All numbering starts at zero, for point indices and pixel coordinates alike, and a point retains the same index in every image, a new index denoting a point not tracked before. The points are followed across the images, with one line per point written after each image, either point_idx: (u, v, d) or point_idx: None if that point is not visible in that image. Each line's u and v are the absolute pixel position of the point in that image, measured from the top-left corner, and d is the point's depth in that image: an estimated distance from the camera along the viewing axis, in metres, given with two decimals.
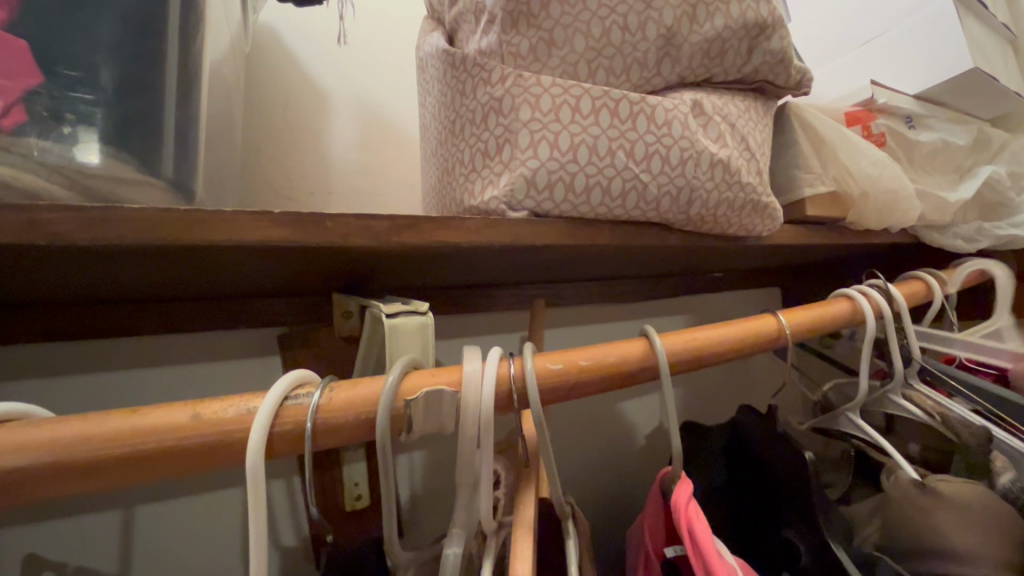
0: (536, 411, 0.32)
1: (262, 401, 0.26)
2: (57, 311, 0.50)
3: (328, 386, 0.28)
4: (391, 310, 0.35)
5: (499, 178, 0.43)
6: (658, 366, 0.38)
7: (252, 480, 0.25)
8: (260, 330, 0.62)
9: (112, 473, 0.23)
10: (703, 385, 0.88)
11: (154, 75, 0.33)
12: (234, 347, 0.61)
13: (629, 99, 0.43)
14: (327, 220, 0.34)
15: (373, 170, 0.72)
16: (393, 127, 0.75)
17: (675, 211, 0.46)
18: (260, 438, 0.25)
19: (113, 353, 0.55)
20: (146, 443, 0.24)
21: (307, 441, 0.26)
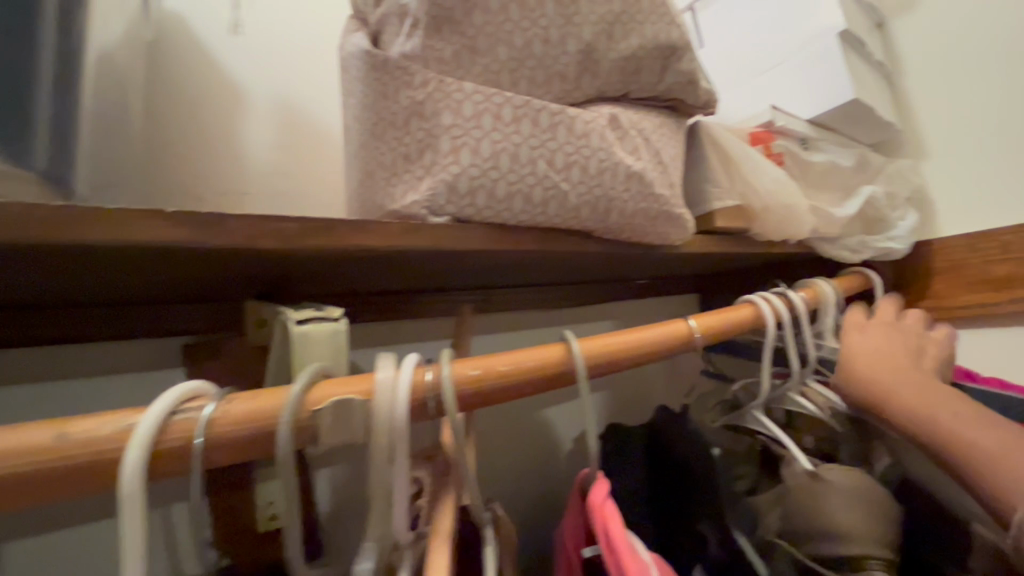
0: (452, 418, 0.32)
1: (144, 416, 0.24)
2: None
3: (222, 398, 0.26)
4: (301, 316, 0.33)
5: (420, 182, 0.43)
6: (575, 369, 0.39)
7: (129, 503, 0.22)
8: (162, 340, 0.57)
9: None
10: (627, 388, 0.91)
11: (26, 56, 0.29)
12: (128, 359, 0.55)
13: (549, 110, 0.44)
14: (231, 221, 0.32)
15: (294, 171, 0.69)
16: (317, 126, 0.72)
17: (594, 219, 0.47)
18: (139, 456, 0.23)
19: None
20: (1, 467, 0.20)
21: (196, 458, 0.24)
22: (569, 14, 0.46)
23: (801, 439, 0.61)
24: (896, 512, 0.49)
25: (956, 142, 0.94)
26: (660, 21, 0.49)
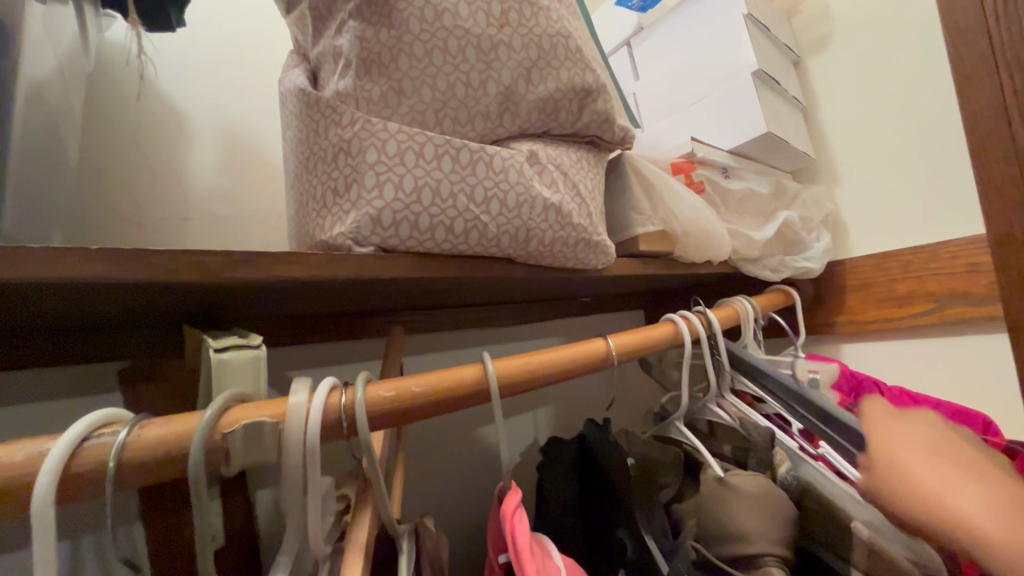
0: (364, 436, 0.34)
1: (56, 443, 0.26)
2: None
3: (136, 424, 0.28)
4: (221, 344, 0.35)
5: (347, 215, 0.45)
6: (489, 389, 0.42)
7: (39, 525, 0.24)
8: (97, 365, 0.58)
9: None
10: (572, 403, 0.95)
11: None
12: (57, 386, 0.55)
13: (469, 148, 0.48)
14: (155, 256, 0.34)
15: (238, 197, 0.71)
16: (263, 153, 0.74)
17: (514, 247, 0.51)
18: (50, 479, 0.25)
19: None
20: None
21: (108, 481, 0.26)
22: (488, 61, 0.50)
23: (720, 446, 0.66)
24: (793, 513, 0.53)
25: (866, 170, 1.03)
26: (575, 67, 0.54)
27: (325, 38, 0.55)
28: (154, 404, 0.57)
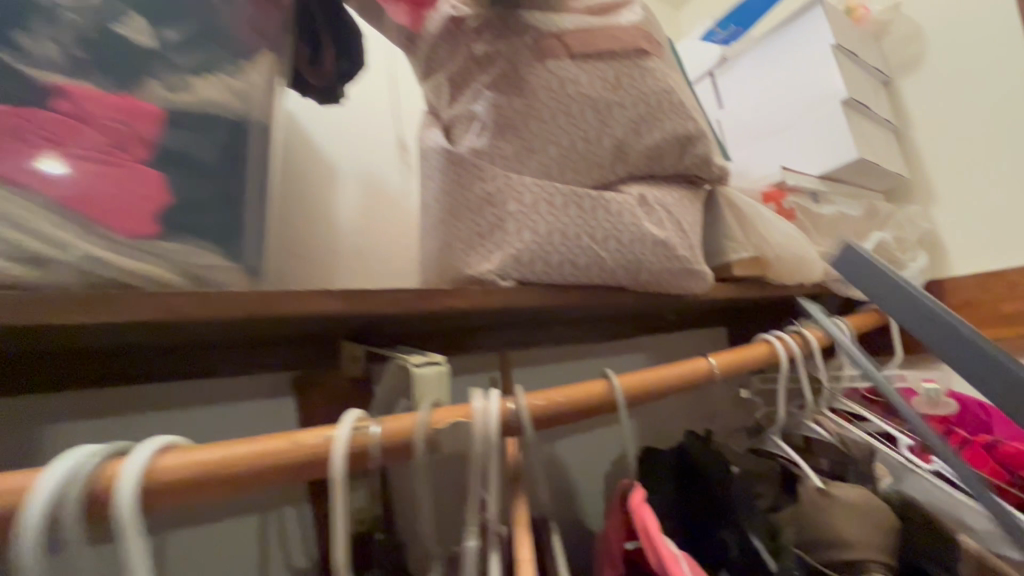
0: (529, 435, 0.43)
1: (336, 431, 0.36)
2: (108, 359, 0.60)
3: (381, 420, 0.38)
4: (414, 362, 0.45)
5: (492, 255, 0.55)
6: (616, 402, 0.50)
7: (339, 487, 0.34)
8: (278, 373, 0.71)
9: (243, 485, 0.32)
10: (661, 416, 1.00)
11: (240, 187, 0.44)
12: (248, 388, 0.70)
13: (590, 196, 0.56)
14: (370, 294, 0.46)
15: (375, 232, 0.83)
16: (393, 193, 0.87)
17: (627, 278, 0.59)
18: (343, 457, 0.35)
19: (153, 395, 0.64)
20: (266, 460, 0.32)
21: (371, 460, 0.36)
22: (604, 120, 0.59)
23: (817, 461, 0.69)
24: (896, 525, 0.57)
25: (966, 187, 1.02)
26: (679, 118, 0.61)
27: (461, 102, 0.65)
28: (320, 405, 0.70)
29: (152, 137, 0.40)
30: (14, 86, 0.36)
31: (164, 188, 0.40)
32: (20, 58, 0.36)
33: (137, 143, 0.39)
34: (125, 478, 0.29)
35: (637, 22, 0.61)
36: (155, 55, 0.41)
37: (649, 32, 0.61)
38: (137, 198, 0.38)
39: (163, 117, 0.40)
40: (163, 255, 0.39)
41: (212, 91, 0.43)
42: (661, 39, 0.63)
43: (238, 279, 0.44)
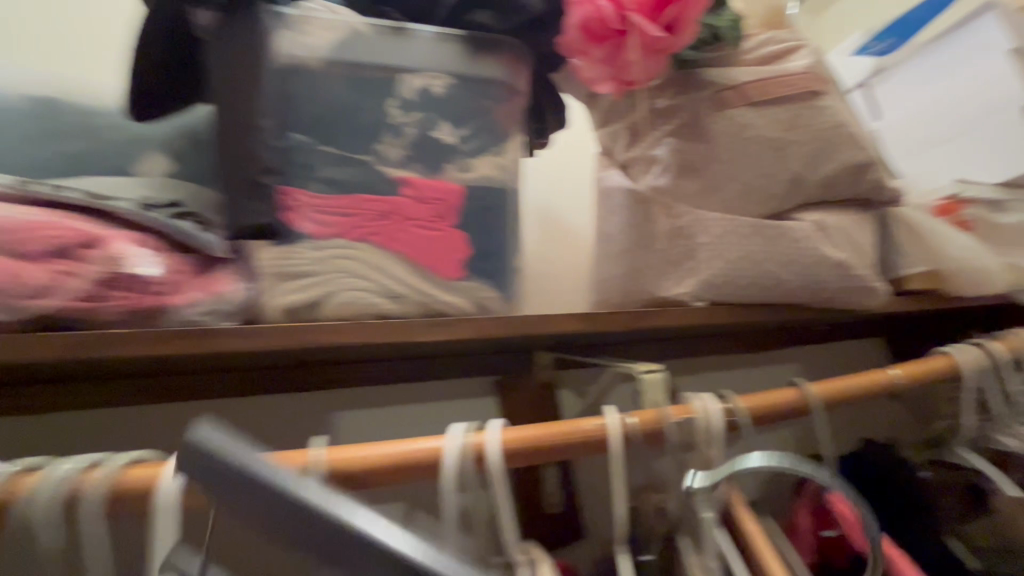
0: (744, 427, 0.54)
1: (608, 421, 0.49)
2: (371, 365, 0.76)
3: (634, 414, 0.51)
4: (642, 369, 0.58)
5: (684, 280, 0.67)
6: (809, 405, 0.58)
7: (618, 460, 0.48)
8: (483, 378, 0.84)
9: (556, 453, 0.47)
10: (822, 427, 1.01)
11: (505, 237, 0.59)
12: (462, 390, 0.83)
13: (772, 226, 0.65)
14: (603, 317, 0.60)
15: (548, 259, 0.92)
16: (563, 224, 0.95)
17: (805, 296, 0.67)
18: (618, 438, 0.48)
19: (396, 394, 0.79)
20: (570, 438, 0.47)
21: (633, 441, 0.50)
22: (781, 156, 0.67)
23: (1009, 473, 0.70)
24: None
25: None
26: (853, 148, 0.67)
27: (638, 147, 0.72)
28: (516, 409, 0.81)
29: (456, 209, 0.56)
30: (380, 184, 0.53)
31: (465, 244, 0.56)
32: (382, 164, 0.54)
33: (450, 214, 0.55)
34: (487, 449, 0.44)
35: (809, 66, 0.68)
36: (453, 148, 0.57)
37: (820, 73, 0.68)
38: (453, 254, 0.55)
39: (462, 193, 0.56)
40: (469, 293, 0.56)
41: (486, 170, 0.58)
42: (830, 77, 0.69)
43: (500, 305, 0.58)
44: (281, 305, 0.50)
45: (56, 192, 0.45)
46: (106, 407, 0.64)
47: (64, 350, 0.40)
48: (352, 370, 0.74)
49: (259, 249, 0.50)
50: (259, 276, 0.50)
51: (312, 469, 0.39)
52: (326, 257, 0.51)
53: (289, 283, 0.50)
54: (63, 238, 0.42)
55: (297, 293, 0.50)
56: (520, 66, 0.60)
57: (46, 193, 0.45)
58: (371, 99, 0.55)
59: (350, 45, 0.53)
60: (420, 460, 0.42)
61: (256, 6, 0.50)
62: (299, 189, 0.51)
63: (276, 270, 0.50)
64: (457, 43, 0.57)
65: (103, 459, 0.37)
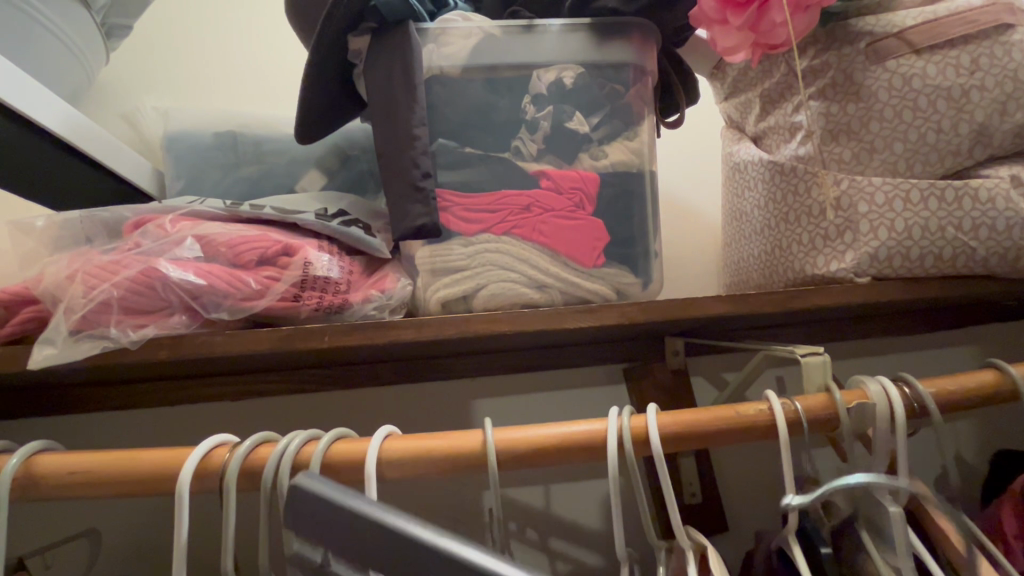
0: (935, 417, 0.48)
1: (770, 406, 0.47)
2: (506, 355, 0.79)
3: (798, 399, 0.48)
4: (801, 353, 0.53)
5: (844, 254, 0.61)
6: (1018, 388, 0.50)
7: (785, 446, 0.45)
8: (611, 365, 0.83)
9: (716, 437, 0.46)
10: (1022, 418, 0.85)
11: (644, 220, 0.58)
12: (591, 378, 0.83)
13: (953, 186, 0.58)
14: (752, 297, 0.57)
15: (672, 242, 0.90)
16: (686, 204, 0.92)
17: (998, 265, 0.59)
18: (784, 424, 0.46)
19: (528, 382, 0.82)
20: (729, 422, 0.46)
21: (801, 427, 0.47)
22: (961, 106, 0.59)
23: None
24: None
25: None
26: None
27: (777, 114, 0.67)
28: (651, 396, 0.77)
29: (594, 196, 0.56)
30: (519, 179, 0.56)
31: (602, 229, 0.56)
32: (519, 159, 0.57)
33: (588, 202, 0.56)
34: (644, 431, 0.44)
35: None
36: (588, 138, 0.58)
37: (1009, 2, 0.58)
38: (593, 241, 0.55)
39: (599, 179, 0.57)
40: (613, 279, 0.56)
41: (620, 155, 0.58)
42: (1021, 5, 0.60)
43: (641, 289, 0.58)
44: (437, 299, 0.54)
45: (255, 210, 0.53)
46: (280, 393, 0.75)
47: (276, 345, 0.47)
48: (489, 360, 0.79)
49: (418, 248, 0.55)
50: (417, 274, 0.55)
51: (482, 447, 0.42)
52: (475, 252, 0.54)
53: (443, 279, 0.54)
54: (265, 248, 0.49)
55: (451, 287, 0.54)
56: (650, 46, 0.58)
57: (249, 213, 0.53)
58: (505, 99, 0.57)
59: (484, 49, 0.56)
60: (578, 440, 0.44)
61: (403, 25, 0.54)
62: (448, 191, 0.55)
63: (431, 266, 0.54)
64: (585, 32, 0.56)
65: (316, 435, 0.43)
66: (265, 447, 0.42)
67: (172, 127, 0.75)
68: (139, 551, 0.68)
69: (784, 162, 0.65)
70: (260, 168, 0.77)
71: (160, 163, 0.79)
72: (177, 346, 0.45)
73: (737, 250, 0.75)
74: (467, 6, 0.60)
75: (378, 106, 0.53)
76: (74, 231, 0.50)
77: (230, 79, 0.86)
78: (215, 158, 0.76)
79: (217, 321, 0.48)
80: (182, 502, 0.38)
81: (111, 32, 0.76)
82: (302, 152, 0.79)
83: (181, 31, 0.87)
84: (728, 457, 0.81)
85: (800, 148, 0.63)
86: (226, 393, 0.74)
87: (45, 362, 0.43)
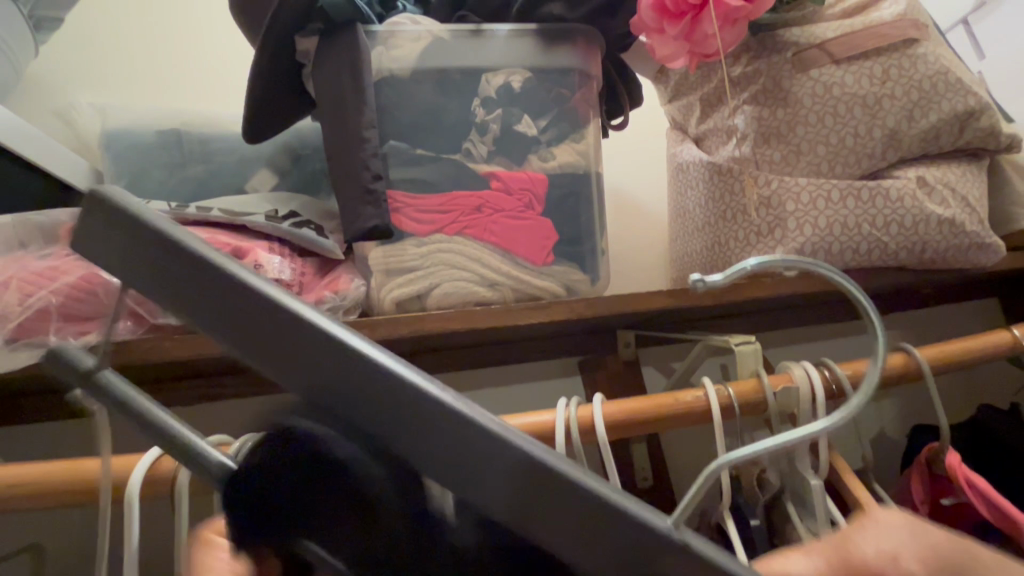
0: (850, 397, 0.53)
1: (705, 391, 0.50)
2: (464, 352, 0.81)
3: (732, 384, 0.52)
4: (735, 342, 0.58)
5: (774, 250, 0.66)
6: (921, 368, 0.56)
7: (718, 429, 0.49)
8: (566, 358, 0.86)
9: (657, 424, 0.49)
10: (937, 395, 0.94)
11: (591, 220, 0.61)
12: (546, 372, 0.86)
13: (868, 187, 0.64)
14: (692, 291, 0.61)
15: (623, 238, 0.94)
16: (635, 202, 0.96)
17: (908, 258, 0.65)
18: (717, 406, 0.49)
19: (486, 377, 0.84)
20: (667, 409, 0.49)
21: (734, 410, 0.50)
22: (874, 113, 0.64)
23: None
24: None
25: None
26: (956, 96, 0.64)
27: (714, 118, 0.71)
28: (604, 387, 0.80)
29: (544, 198, 0.59)
30: (470, 180, 0.57)
31: (552, 230, 0.58)
32: (470, 161, 0.58)
33: (538, 203, 0.58)
34: (589, 420, 0.47)
35: (903, 12, 0.65)
36: (536, 141, 0.60)
37: (915, 18, 0.64)
38: (542, 240, 0.58)
39: (548, 181, 0.59)
40: (563, 277, 0.59)
41: (567, 157, 0.60)
42: (926, 21, 0.66)
43: (589, 285, 0.60)
44: (391, 299, 0.55)
45: (202, 212, 0.53)
46: (234, 398, 0.74)
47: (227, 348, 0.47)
48: (446, 356, 0.80)
49: (370, 248, 0.56)
50: (370, 274, 0.56)
51: None
52: (428, 252, 0.55)
53: (397, 278, 0.55)
54: None
55: (404, 287, 0.55)
56: (594, 52, 0.61)
57: (195, 215, 0.53)
58: (456, 101, 0.58)
59: (434, 52, 0.57)
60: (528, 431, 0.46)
61: (352, 27, 0.54)
62: (401, 192, 0.56)
63: (384, 267, 0.55)
64: (533, 38, 0.58)
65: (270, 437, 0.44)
66: (218, 451, 0.42)
67: (111, 123, 0.73)
68: (86, 563, 0.66)
69: (720, 163, 0.69)
70: (208, 167, 0.75)
71: (98, 162, 0.77)
72: (123, 353, 0.45)
73: (681, 246, 0.79)
74: (417, 10, 0.61)
75: (326, 108, 0.53)
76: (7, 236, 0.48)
77: (173, 75, 0.84)
78: (157, 157, 0.73)
79: (165, 326, 0.48)
80: (132, 507, 0.38)
81: (41, 24, 0.72)
82: (252, 151, 0.77)
83: (119, 24, 0.83)
84: (675, 443, 0.86)
85: (736, 151, 0.68)
86: (174, 399, 0.72)
87: None
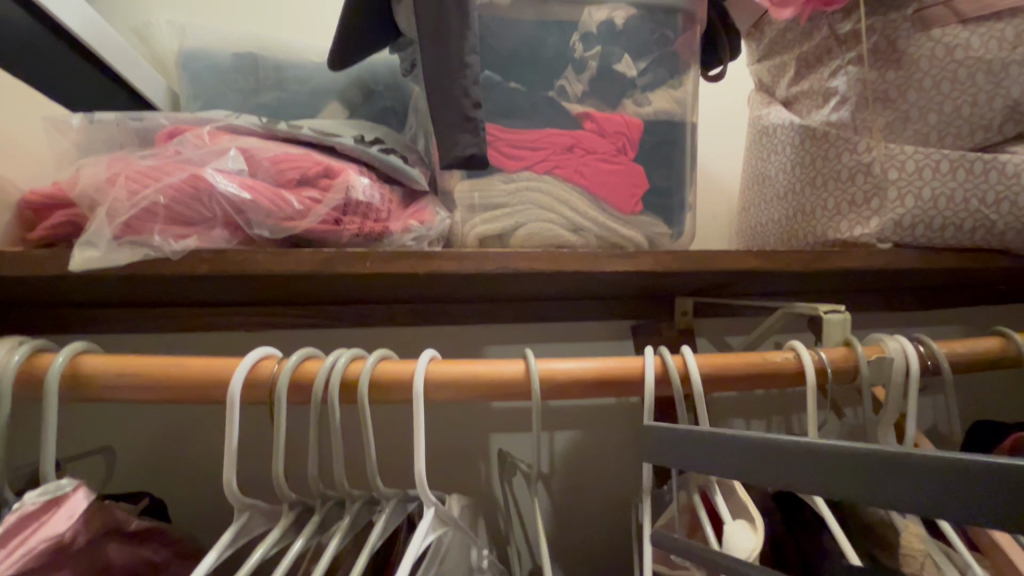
0: (947, 374, 0.51)
1: (795, 352, 0.48)
2: (523, 304, 0.81)
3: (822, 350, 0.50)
4: (823, 310, 0.55)
5: (869, 220, 0.63)
6: (1022, 352, 0.53)
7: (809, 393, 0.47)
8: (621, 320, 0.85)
9: (744, 382, 0.48)
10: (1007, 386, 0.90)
11: (683, 171, 0.58)
12: (602, 332, 0.85)
13: (983, 159, 0.59)
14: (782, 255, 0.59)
15: None
16: (705, 167, 0.92)
17: (1012, 239, 0.62)
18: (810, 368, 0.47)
19: (542, 332, 0.83)
20: (756, 369, 0.48)
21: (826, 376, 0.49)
22: (998, 80, 0.59)
23: None
24: None
25: None
26: None
27: (812, 79, 0.66)
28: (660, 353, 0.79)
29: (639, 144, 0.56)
30: (564, 119, 0.55)
31: (644, 178, 0.56)
32: (564, 100, 0.56)
33: (633, 149, 0.56)
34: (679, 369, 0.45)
35: None
36: (633, 83, 0.57)
37: None
38: (634, 187, 0.56)
39: (644, 126, 0.57)
40: (652, 228, 0.57)
41: (663, 104, 0.57)
42: None
43: (675, 239, 0.59)
44: (476, 234, 0.54)
45: (292, 129, 0.52)
46: (290, 327, 0.75)
47: (318, 268, 0.47)
48: (503, 307, 0.80)
49: (457, 181, 0.55)
50: (455, 207, 0.56)
51: (527, 374, 0.43)
52: (516, 189, 0.54)
53: (483, 214, 0.54)
54: (307, 168, 0.48)
55: (489, 223, 0.54)
56: None
57: (285, 131, 0.52)
58: (553, 35, 0.56)
59: None
60: (619, 376, 0.45)
61: None
62: (494, 126, 0.54)
63: (470, 202, 0.54)
64: None
65: (361, 354, 0.44)
66: (311, 362, 0.42)
67: (189, 43, 0.72)
68: (151, 469, 0.70)
69: (817, 126, 0.65)
70: (281, 95, 0.74)
71: (174, 83, 0.76)
72: (219, 260, 0.45)
73: (755, 213, 0.75)
74: None
75: (424, 30, 0.50)
76: (104, 138, 0.48)
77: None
78: (234, 82, 0.73)
79: (257, 239, 0.48)
80: (233, 410, 0.38)
81: None
82: (324, 82, 0.76)
83: None
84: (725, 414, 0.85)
85: (834, 114, 0.64)
86: (241, 322, 0.73)
87: (86, 265, 0.42)
